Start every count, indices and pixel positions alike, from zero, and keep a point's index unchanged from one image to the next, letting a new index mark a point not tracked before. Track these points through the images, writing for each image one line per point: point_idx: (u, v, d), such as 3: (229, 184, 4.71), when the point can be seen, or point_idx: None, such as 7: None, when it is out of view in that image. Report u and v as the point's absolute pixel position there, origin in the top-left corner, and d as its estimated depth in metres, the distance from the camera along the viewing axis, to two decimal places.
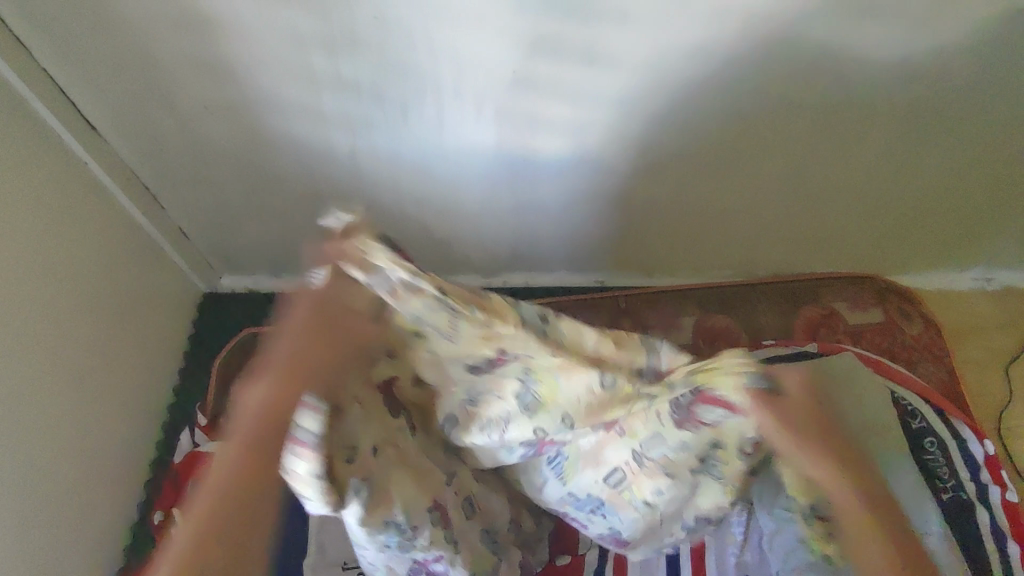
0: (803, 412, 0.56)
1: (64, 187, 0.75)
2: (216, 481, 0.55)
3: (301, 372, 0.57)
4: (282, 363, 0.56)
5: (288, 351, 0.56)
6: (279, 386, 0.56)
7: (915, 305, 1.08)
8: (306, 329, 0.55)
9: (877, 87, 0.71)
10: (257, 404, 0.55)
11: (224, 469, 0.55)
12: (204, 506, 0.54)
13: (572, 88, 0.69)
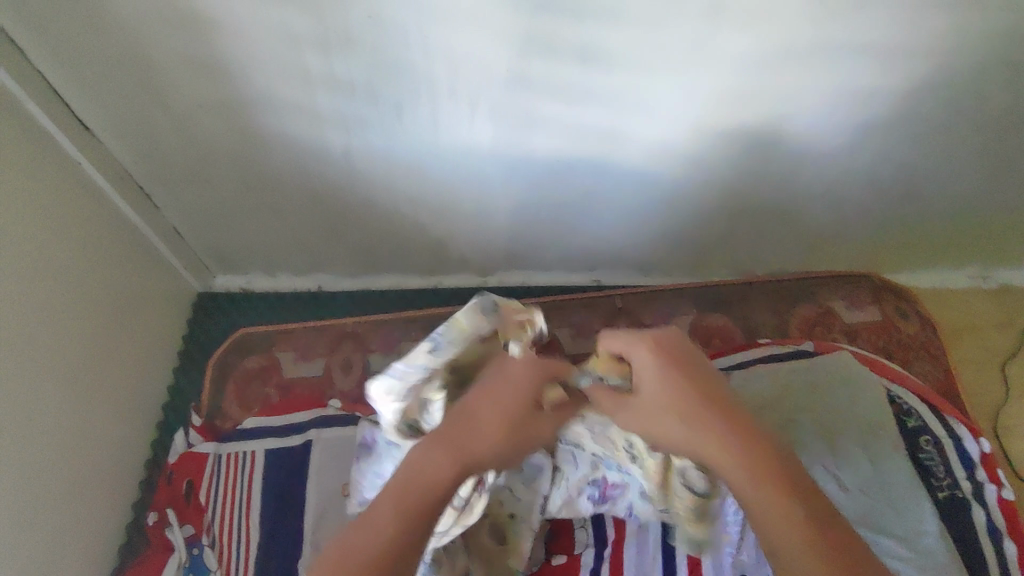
0: (660, 391, 0.55)
1: (57, 188, 0.75)
2: (387, 524, 0.46)
3: (518, 443, 0.53)
4: (491, 424, 0.51)
5: (518, 404, 0.53)
6: (447, 454, 0.49)
7: (911, 304, 1.08)
8: (478, 401, 0.52)
9: (873, 85, 0.71)
10: (415, 469, 0.48)
11: (391, 516, 0.46)
12: (356, 554, 0.44)
13: (567, 87, 0.69)
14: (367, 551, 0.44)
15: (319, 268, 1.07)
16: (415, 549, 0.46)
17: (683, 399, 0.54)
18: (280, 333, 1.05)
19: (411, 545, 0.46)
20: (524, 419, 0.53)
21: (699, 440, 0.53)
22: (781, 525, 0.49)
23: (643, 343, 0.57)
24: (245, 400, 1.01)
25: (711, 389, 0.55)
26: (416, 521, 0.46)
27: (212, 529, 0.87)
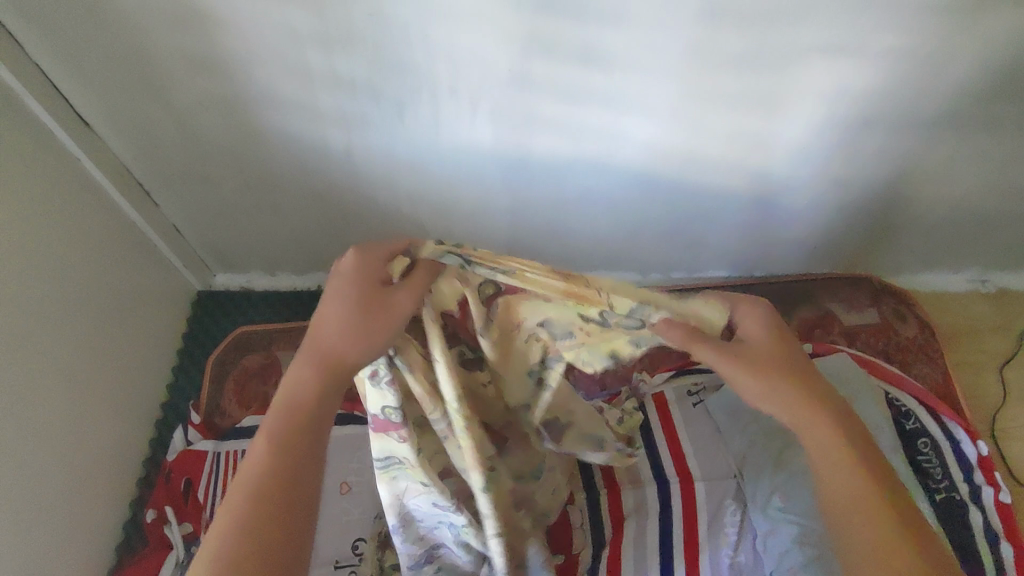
0: (773, 350, 0.55)
1: (56, 183, 0.75)
2: (269, 449, 0.47)
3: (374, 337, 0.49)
4: (344, 324, 0.49)
5: (368, 295, 0.50)
6: (310, 371, 0.48)
7: (910, 306, 1.09)
8: (329, 303, 0.50)
9: (873, 88, 0.71)
10: (284, 393, 0.48)
11: (266, 438, 0.47)
12: (243, 483, 0.46)
13: (568, 87, 0.69)
14: (253, 475, 0.46)
15: (319, 267, 1.07)
16: (299, 460, 0.47)
17: (796, 359, 0.55)
18: (281, 332, 1.06)
19: (294, 459, 0.47)
20: (378, 309, 0.50)
21: (792, 393, 0.54)
22: (845, 474, 0.52)
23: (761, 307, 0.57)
24: (244, 399, 1.01)
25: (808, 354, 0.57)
26: (298, 435, 0.47)
27: (210, 525, 0.87)
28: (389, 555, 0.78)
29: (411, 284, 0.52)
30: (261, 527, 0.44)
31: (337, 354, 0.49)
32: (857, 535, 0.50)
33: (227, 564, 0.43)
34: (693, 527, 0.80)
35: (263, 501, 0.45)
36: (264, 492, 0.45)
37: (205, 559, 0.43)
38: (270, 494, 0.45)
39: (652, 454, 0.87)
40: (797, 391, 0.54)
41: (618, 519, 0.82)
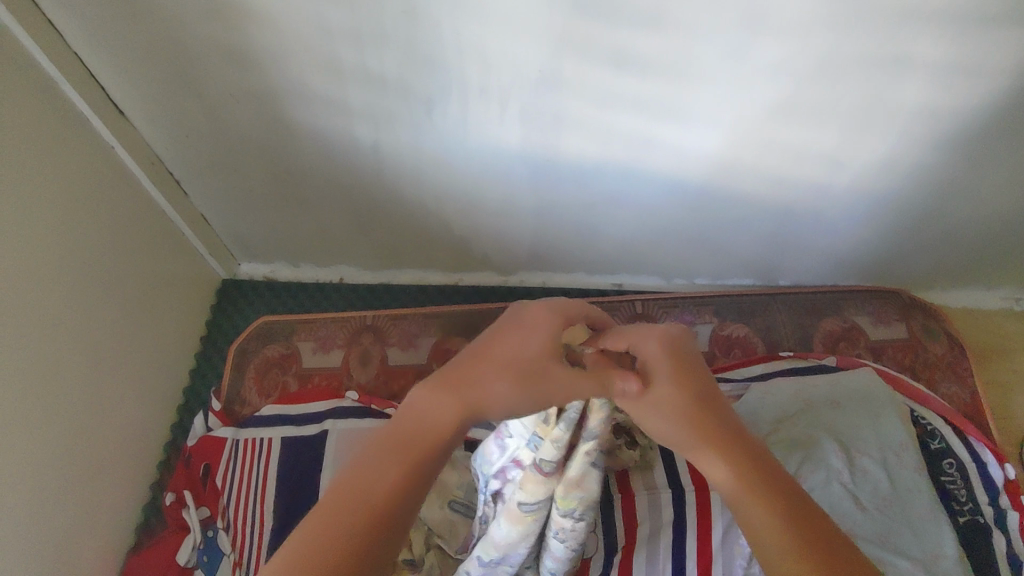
0: (661, 382, 0.54)
1: (90, 171, 0.76)
2: (393, 461, 0.47)
3: (517, 398, 0.51)
4: (495, 374, 0.51)
5: (528, 349, 0.53)
6: (446, 397, 0.50)
7: (940, 322, 1.07)
8: (485, 346, 0.53)
9: (915, 101, 0.70)
10: (420, 418, 0.49)
11: (395, 456, 0.47)
12: (364, 482, 0.45)
13: (600, 91, 0.69)
14: (378, 484, 0.45)
15: (342, 260, 1.08)
16: (415, 494, 0.46)
17: (700, 383, 0.55)
18: (301, 323, 1.07)
19: (418, 473, 0.47)
20: (532, 369, 0.52)
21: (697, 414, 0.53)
22: (755, 503, 0.49)
23: (647, 332, 0.57)
24: (263, 388, 1.02)
25: (708, 376, 0.56)
26: (422, 470, 0.47)
27: (227, 512, 0.89)
28: (402, 549, 0.75)
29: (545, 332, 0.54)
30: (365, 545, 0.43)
31: (477, 393, 0.50)
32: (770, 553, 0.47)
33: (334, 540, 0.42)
34: (705, 536, 0.79)
35: (380, 514, 0.44)
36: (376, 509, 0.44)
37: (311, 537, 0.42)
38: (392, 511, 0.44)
39: (668, 461, 0.85)
40: (706, 427, 0.53)
41: (631, 528, 0.82)
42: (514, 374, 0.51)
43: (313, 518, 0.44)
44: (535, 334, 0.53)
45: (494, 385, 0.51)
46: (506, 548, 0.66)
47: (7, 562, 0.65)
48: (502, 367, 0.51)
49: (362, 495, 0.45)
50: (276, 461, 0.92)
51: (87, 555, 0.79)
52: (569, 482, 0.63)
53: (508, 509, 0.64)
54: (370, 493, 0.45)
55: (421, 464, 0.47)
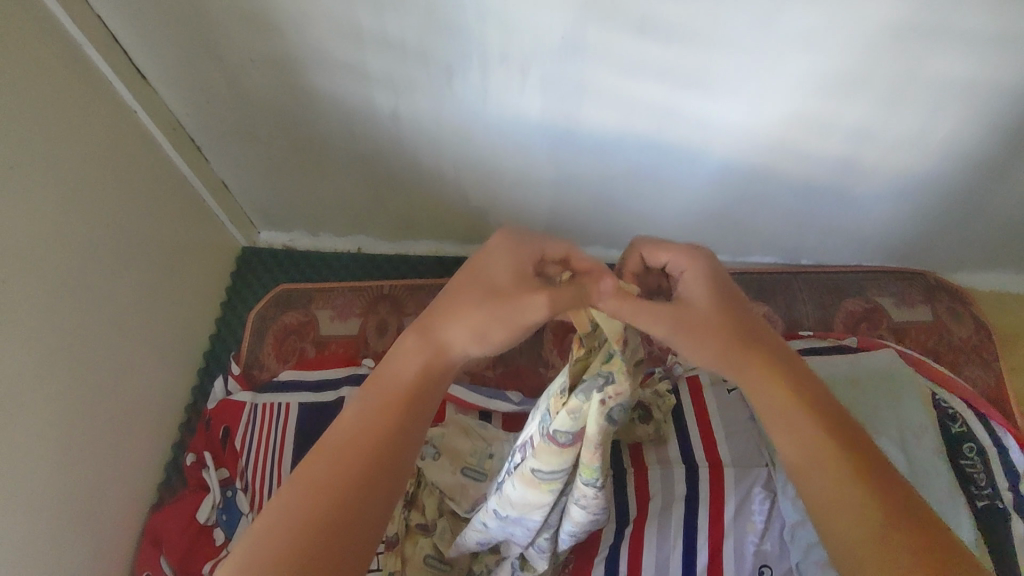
0: (703, 301, 0.56)
1: (113, 133, 0.77)
2: (381, 402, 0.50)
3: (489, 323, 0.53)
4: (466, 313, 0.53)
5: (495, 277, 0.54)
6: (423, 341, 0.53)
7: (966, 305, 1.05)
8: (457, 289, 0.54)
9: (953, 73, 0.67)
10: (399, 365, 0.52)
11: (381, 400, 0.50)
12: (355, 429, 0.49)
13: (624, 59, 0.67)
14: (368, 428, 0.49)
15: (360, 230, 1.08)
16: (405, 434, 0.49)
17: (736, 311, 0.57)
18: (319, 291, 1.08)
19: (405, 416, 0.50)
20: (501, 295, 0.53)
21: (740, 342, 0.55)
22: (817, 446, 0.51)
23: (695, 256, 0.58)
24: (282, 354, 1.05)
25: (747, 306, 0.58)
26: (408, 413, 0.50)
27: (246, 473, 0.91)
28: (415, 514, 0.79)
29: (515, 269, 0.55)
30: (359, 481, 0.46)
31: (451, 337, 0.53)
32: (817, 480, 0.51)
33: (330, 480, 0.46)
34: (718, 511, 0.79)
35: (371, 454, 0.47)
36: (367, 448, 0.48)
37: (308, 478, 0.46)
38: (382, 450, 0.48)
39: (681, 438, 0.86)
40: (751, 356, 0.55)
41: (643, 499, 0.82)
42: (485, 312, 0.53)
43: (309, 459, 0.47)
44: (507, 272, 0.54)
45: (466, 326, 0.53)
46: (522, 508, 0.65)
47: (33, 513, 0.67)
48: (472, 306, 0.53)
49: (353, 438, 0.48)
50: (295, 426, 0.95)
51: (110, 511, 0.81)
52: (589, 447, 0.60)
53: (522, 474, 0.63)
54: (361, 438, 0.48)
55: (407, 407, 0.50)
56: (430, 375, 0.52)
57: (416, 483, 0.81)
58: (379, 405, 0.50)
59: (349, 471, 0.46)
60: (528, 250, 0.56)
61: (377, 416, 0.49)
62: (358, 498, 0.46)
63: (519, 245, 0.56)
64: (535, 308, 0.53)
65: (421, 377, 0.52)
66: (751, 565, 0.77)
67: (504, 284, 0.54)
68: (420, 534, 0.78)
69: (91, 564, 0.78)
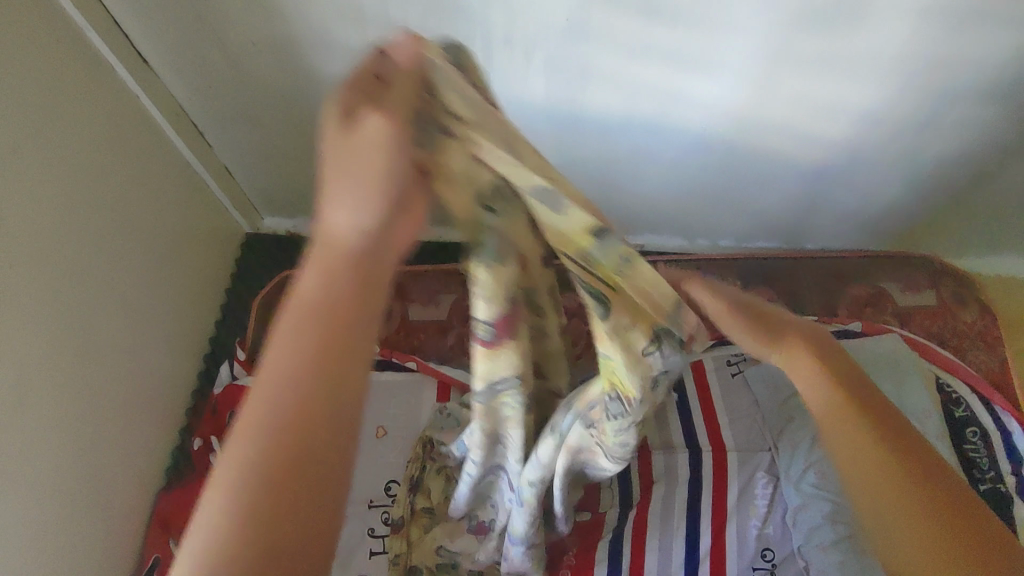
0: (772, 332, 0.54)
1: (116, 116, 0.76)
2: (307, 331, 0.35)
3: (343, 188, 0.38)
4: (344, 189, 0.38)
5: (336, 146, 0.38)
6: (339, 242, 0.38)
7: (971, 290, 1.04)
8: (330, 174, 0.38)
9: (961, 54, 0.66)
10: (317, 280, 0.36)
11: (304, 329, 0.35)
12: (277, 384, 0.34)
13: (628, 41, 0.66)
14: (297, 372, 0.34)
15: None
16: (354, 355, 0.35)
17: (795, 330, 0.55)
18: None
19: (347, 335, 0.35)
20: (353, 159, 0.37)
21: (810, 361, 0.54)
22: (852, 418, 0.51)
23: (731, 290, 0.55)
24: None
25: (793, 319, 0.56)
26: (355, 325, 0.36)
27: None
28: (421, 498, 0.80)
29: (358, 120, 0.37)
30: (313, 443, 0.33)
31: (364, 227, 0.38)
32: (846, 444, 0.51)
33: (270, 460, 0.32)
34: (721, 497, 0.79)
35: (315, 401, 0.33)
36: (310, 394, 0.34)
37: (239, 466, 0.32)
38: (330, 388, 0.34)
39: (687, 423, 0.85)
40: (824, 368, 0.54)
41: (647, 483, 0.81)
42: (359, 179, 0.38)
43: (219, 469, 0.32)
44: (342, 131, 0.37)
45: (352, 203, 0.38)
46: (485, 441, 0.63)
47: (41, 496, 0.68)
48: (343, 181, 0.38)
49: (280, 395, 0.33)
50: None
51: (117, 495, 0.82)
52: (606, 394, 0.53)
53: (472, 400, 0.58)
54: (295, 389, 0.33)
55: (350, 323, 0.36)
56: (368, 274, 0.37)
57: (422, 467, 0.82)
58: (304, 337, 0.35)
59: (300, 438, 0.33)
60: (352, 95, 0.38)
61: (304, 357, 0.34)
62: (324, 480, 0.33)
63: (348, 94, 0.38)
64: (369, 143, 0.37)
65: (353, 280, 0.37)
66: (754, 550, 0.78)
67: (351, 150, 0.37)
68: (422, 518, 0.79)
69: (99, 547, 0.79)
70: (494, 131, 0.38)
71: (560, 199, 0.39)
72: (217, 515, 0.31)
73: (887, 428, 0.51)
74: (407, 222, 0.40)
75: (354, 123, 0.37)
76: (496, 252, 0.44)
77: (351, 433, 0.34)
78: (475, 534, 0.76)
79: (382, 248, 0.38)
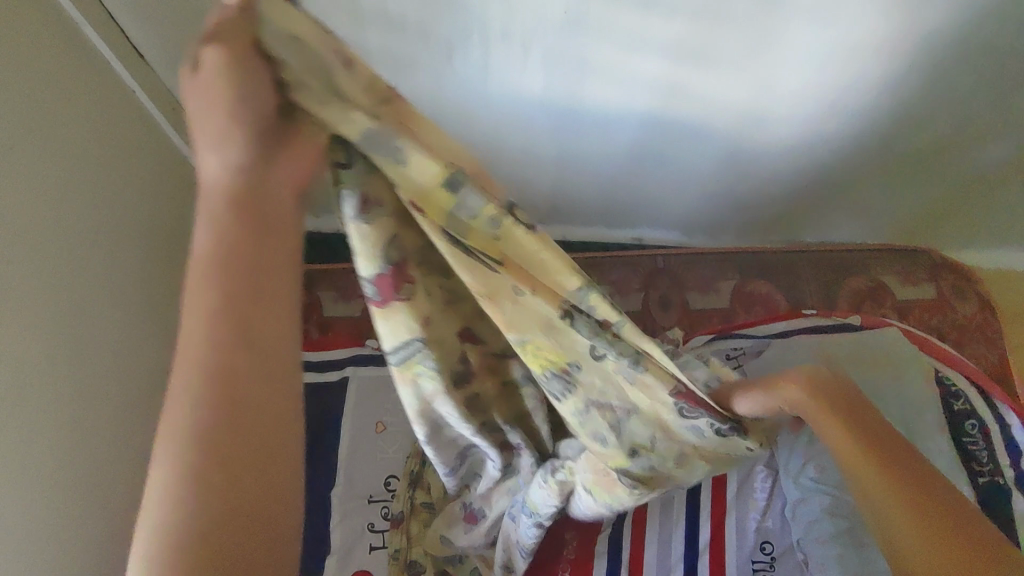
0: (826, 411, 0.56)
1: (112, 112, 0.76)
2: (224, 302, 0.37)
3: (202, 133, 0.36)
4: (221, 154, 0.36)
5: (201, 109, 0.35)
6: (235, 207, 0.38)
7: (971, 284, 1.04)
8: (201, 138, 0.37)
9: (960, 45, 0.66)
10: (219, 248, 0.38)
11: (218, 301, 0.37)
12: (205, 363, 0.36)
13: (626, 34, 0.66)
14: (220, 347, 0.37)
15: None
16: (273, 317, 0.38)
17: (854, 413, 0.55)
18: (321, 273, 1.07)
19: (262, 300, 0.38)
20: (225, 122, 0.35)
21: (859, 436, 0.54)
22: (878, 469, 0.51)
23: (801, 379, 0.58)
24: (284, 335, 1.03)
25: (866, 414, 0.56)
26: (273, 286, 0.39)
27: None
28: (420, 493, 0.80)
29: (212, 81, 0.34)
30: (249, 409, 0.37)
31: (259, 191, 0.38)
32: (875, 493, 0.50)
33: (213, 432, 0.36)
34: (720, 492, 0.80)
35: (240, 369, 0.37)
36: (237, 364, 0.37)
37: (186, 441, 0.35)
38: (255, 354, 0.37)
39: None
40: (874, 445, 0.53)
41: None
42: (240, 148, 0.36)
43: (159, 453, 0.36)
44: (203, 91, 0.35)
45: (241, 171, 0.37)
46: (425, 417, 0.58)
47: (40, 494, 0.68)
48: (223, 148, 0.36)
49: (209, 373, 0.36)
50: None
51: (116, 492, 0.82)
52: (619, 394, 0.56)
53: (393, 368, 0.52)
54: (222, 365, 0.37)
55: (266, 286, 0.38)
56: (272, 232, 0.39)
57: (421, 462, 0.83)
58: (222, 309, 0.37)
59: (235, 410, 0.36)
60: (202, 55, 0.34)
61: (221, 331, 0.37)
62: (260, 442, 0.37)
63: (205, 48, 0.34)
64: (213, 79, 0.34)
65: (261, 243, 0.38)
66: (754, 543, 0.77)
67: (219, 116, 0.35)
68: (422, 513, 0.79)
69: None
70: (322, 72, 0.35)
71: (397, 143, 0.36)
72: (166, 493, 0.34)
73: (908, 471, 0.51)
74: (288, 172, 0.38)
75: (186, 68, 0.35)
76: (357, 202, 0.39)
77: (279, 391, 0.38)
78: (464, 522, 0.75)
79: (276, 201, 0.39)
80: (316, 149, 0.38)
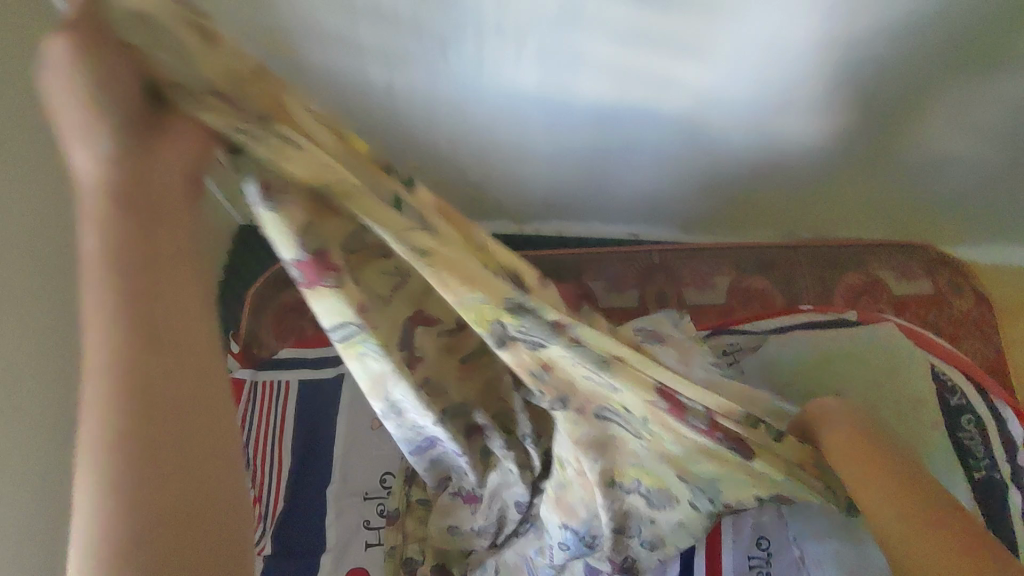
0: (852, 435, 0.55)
1: None
2: (129, 300, 0.33)
3: (74, 130, 0.34)
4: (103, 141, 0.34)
5: (66, 94, 0.33)
6: (128, 196, 0.35)
7: (966, 279, 1.05)
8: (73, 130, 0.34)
9: (953, 37, 0.66)
10: (113, 241, 0.34)
11: (121, 301, 0.33)
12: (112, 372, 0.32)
13: (618, 27, 0.66)
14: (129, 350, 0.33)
15: None
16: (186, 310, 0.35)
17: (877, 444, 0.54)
18: None
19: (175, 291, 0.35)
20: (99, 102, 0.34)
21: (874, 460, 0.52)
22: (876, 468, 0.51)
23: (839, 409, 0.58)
24: (283, 333, 1.04)
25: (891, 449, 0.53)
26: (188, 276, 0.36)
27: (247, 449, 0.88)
28: (417, 490, 0.81)
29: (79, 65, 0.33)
30: (173, 409, 0.33)
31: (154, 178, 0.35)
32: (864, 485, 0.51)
33: (135, 447, 0.31)
34: None
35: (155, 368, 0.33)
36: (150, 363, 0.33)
37: (109, 457, 0.31)
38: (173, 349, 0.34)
39: None
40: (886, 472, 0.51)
41: None
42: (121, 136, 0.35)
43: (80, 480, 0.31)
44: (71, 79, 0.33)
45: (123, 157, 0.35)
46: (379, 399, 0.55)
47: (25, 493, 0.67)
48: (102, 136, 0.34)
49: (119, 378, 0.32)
50: (294, 402, 0.94)
51: None
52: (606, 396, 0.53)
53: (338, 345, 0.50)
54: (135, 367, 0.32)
55: (177, 277, 0.35)
56: (178, 219, 0.36)
57: None
58: (126, 307, 0.33)
59: (157, 417, 0.32)
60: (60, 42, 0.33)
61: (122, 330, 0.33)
62: (196, 419, 0.33)
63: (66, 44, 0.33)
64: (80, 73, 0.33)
65: (166, 232, 0.35)
66: (750, 539, 0.77)
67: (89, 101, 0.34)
68: (419, 510, 0.79)
69: None
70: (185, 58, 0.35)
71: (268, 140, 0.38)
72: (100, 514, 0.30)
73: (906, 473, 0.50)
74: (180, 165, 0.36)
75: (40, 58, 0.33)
76: (259, 187, 0.39)
77: (210, 383, 0.35)
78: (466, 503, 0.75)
79: (174, 188, 0.36)
80: (201, 129, 0.37)
